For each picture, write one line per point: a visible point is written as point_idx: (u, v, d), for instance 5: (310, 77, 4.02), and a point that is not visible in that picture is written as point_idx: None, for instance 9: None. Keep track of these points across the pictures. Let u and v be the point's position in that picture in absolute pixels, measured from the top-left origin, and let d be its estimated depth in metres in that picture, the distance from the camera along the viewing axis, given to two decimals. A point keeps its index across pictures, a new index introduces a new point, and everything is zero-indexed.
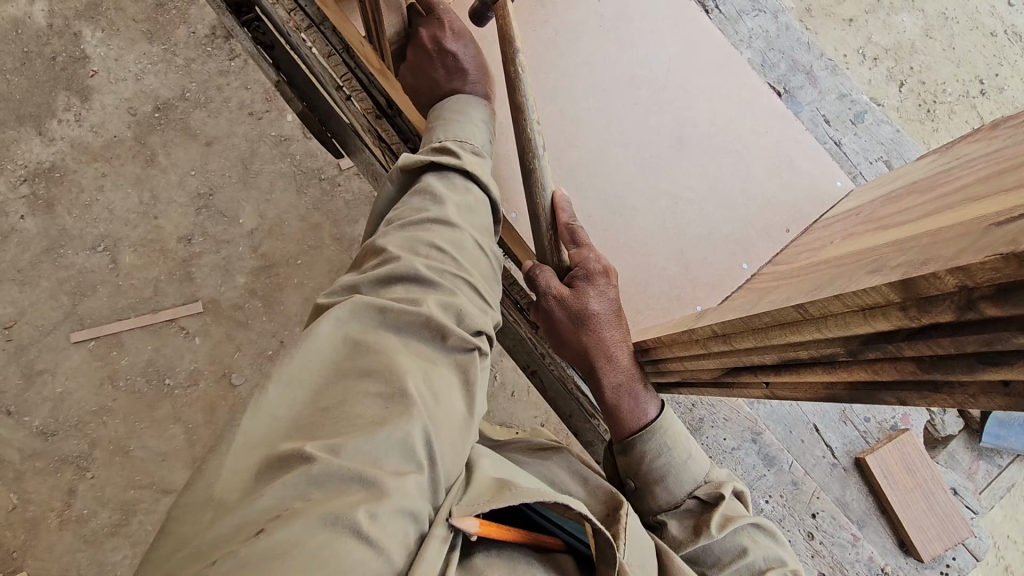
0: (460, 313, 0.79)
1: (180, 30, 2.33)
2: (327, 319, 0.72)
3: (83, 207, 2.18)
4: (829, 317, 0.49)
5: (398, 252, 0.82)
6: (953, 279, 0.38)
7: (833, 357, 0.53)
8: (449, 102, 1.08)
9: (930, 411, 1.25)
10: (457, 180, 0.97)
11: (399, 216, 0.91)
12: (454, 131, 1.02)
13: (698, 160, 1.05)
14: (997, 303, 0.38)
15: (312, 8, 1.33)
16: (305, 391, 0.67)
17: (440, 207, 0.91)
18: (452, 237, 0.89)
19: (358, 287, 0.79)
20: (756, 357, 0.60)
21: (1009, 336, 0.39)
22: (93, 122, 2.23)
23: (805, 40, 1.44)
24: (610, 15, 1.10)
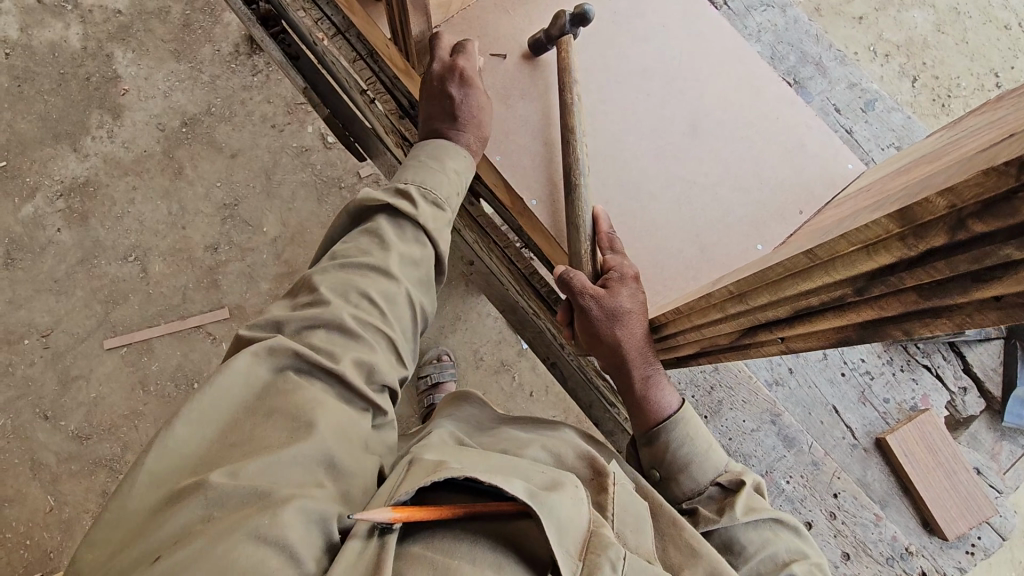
0: (372, 369, 0.80)
1: (206, 48, 2.44)
2: (245, 353, 0.75)
3: (115, 218, 2.28)
4: (836, 258, 0.53)
5: (329, 294, 0.84)
6: (943, 201, 0.42)
7: (841, 301, 0.56)
8: (437, 141, 1.05)
9: (950, 390, 1.23)
10: (408, 231, 0.95)
11: (343, 251, 0.92)
12: (423, 178, 0.99)
13: (710, 146, 1.08)
14: (983, 219, 0.41)
15: (337, 16, 1.39)
16: (213, 430, 0.71)
17: (384, 255, 0.90)
18: (388, 288, 0.88)
19: (283, 325, 0.81)
20: (769, 313, 0.64)
21: (998, 248, 0.42)
22: (124, 138, 2.34)
23: (813, 32, 1.48)
24: (622, 11, 1.15)
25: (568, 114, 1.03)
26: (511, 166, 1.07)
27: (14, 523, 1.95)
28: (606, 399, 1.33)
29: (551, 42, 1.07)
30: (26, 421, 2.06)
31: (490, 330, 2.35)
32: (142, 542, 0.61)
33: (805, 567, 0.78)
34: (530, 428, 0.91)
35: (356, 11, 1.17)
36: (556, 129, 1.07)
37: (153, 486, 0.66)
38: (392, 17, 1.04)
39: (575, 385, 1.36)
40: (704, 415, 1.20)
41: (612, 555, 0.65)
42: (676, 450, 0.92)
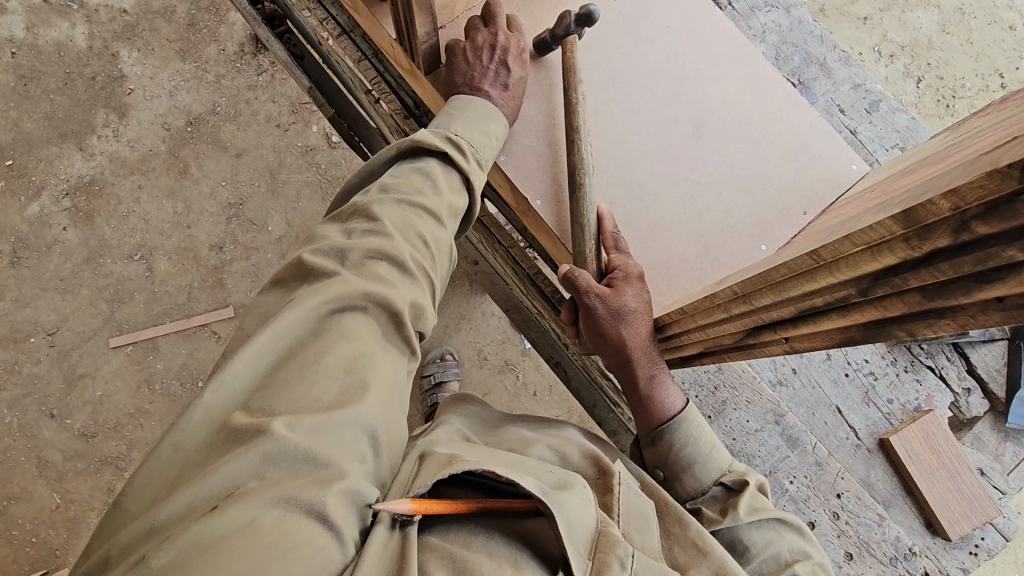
0: (420, 314, 0.82)
1: (211, 47, 2.45)
2: (312, 298, 0.74)
3: (121, 217, 2.29)
4: (840, 259, 0.53)
5: (392, 230, 0.84)
6: (947, 203, 0.42)
7: (845, 301, 0.56)
8: (481, 102, 1.03)
9: (954, 391, 1.24)
10: (455, 180, 0.97)
11: (395, 185, 0.91)
12: (473, 130, 1.00)
13: (715, 147, 1.09)
14: (986, 222, 0.41)
15: (343, 17, 1.40)
16: (264, 365, 0.69)
17: (435, 200, 0.92)
18: (438, 235, 0.91)
19: (347, 254, 0.81)
20: (774, 313, 0.64)
21: (1002, 249, 0.42)
22: (130, 137, 2.35)
23: (817, 33, 1.48)
24: (627, 12, 1.15)
25: (574, 112, 1.03)
26: (518, 163, 1.08)
27: (20, 521, 1.97)
28: (609, 399, 1.33)
29: (555, 41, 1.08)
30: (32, 419, 2.08)
31: (493, 329, 2.36)
32: (187, 491, 0.59)
33: (807, 568, 0.79)
34: (535, 428, 0.91)
35: (361, 10, 1.18)
36: (562, 128, 1.07)
37: (194, 432, 0.65)
38: (398, 18, 1.03)
39: (578, 385, 1.37)
40: (708, 416, 1.20)
41: (621, 552, 0.66)
42: (679, 449, 0.93)
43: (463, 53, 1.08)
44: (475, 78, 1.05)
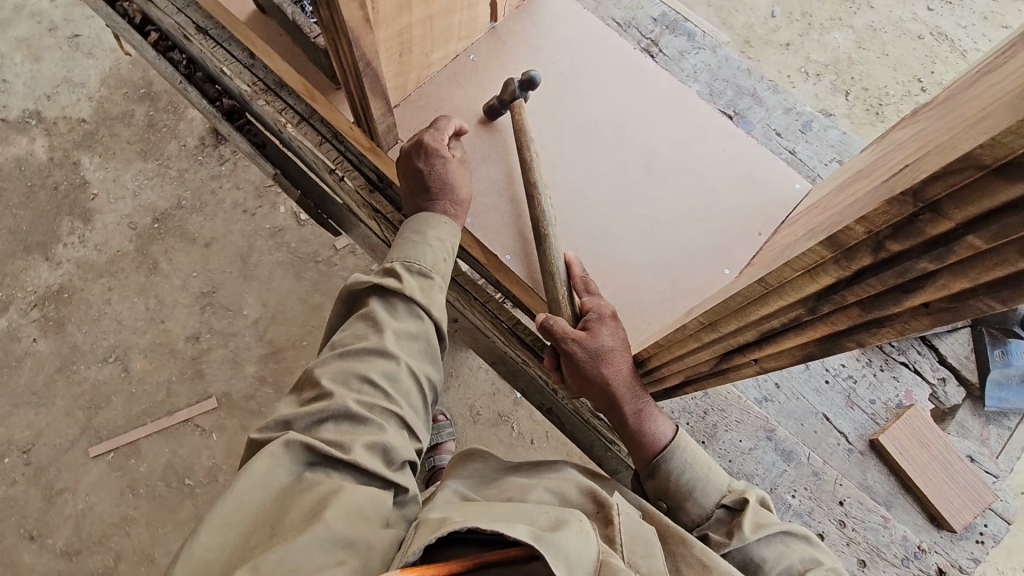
0: (386, 452, 0.81)
1: (172, 144, 2.50)
2: (263, 457, 0.76)
3: (92, 321, 2.27)
4: (786, 283, 0.57)
5: (330, 386, 0.85)
6: (860, 228, 0.47)
7: (799, 320, 0.60)
8: (420, 215, 1.07)
9: (930, 382, 1.28)
10: (400, 307, 0.95)
11: (342, 341, 0.93)
12: (406, 252, 1.01)
13: (666, 183, 1.16)
14: (897, 240, 0.46)
15: (300, 105, 1.48)
16: (236, 529, 0.71)
17: (380, 336, 0.91)
18: (387, 368, 0.88)
19: (292, 423, 0.81)
20: (739, 338, 0.68)
21: (915, 263, 0.47)
22: (96, 241, 2.36)
23: (743, 67, 1.60)
24: (568, 70, 1.24)
25: (530, 170, 1.09)
26: (483, 225, 1.12)
27: None
28: (605, 437, 1.34)
29: (504, 107, 1.15)
30: (10, 545, 1.98)
31: (482, 383, 2.36)
32: None
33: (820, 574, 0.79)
34: (532, 474, 0.91)
35: (317, 97, 1.25)
36: (520, 184, 1.12)
37: None
38: (354, 104, 1.07)
39: (573, 428, 1.37)
40: (702, 441, 1.22)
41: None
42: (678, 477, 0.94)
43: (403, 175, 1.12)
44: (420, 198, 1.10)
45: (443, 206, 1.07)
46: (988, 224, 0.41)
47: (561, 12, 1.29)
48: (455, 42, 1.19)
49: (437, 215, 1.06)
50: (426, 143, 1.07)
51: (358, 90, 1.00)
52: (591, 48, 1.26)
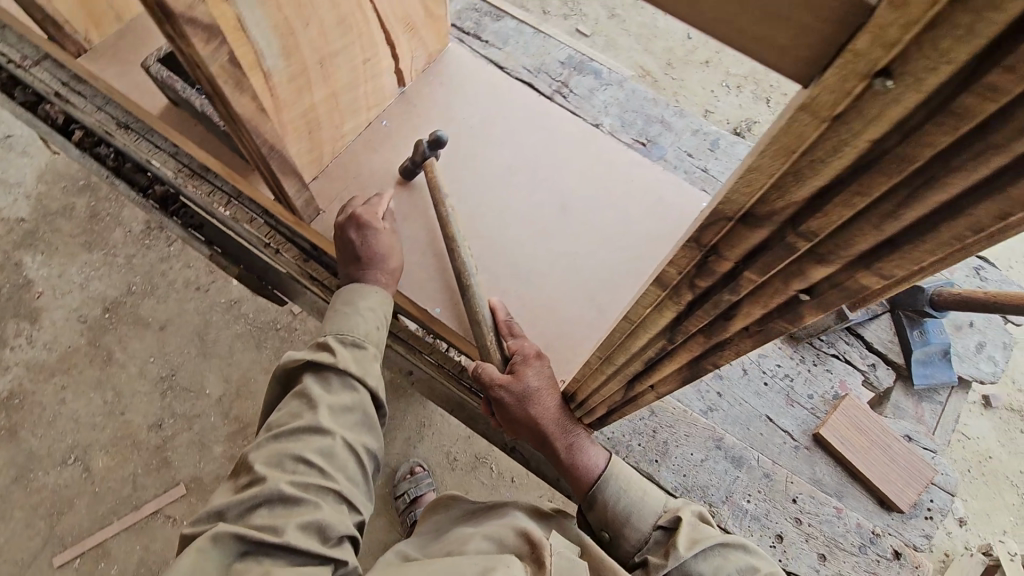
0: (320, 528, 0.93)
1: (116, 232, 2.48)
2: (191, 553, 0.86)
3: (47, 423, 2.20)
4: (642, 319, 0.54)
5: (264, 471, 0.97)
6: (673, 269, 0.44)
7: (664, 350, 0.57)
8: (350, 286, 1.16)
9: (861, 370, 1.34)
10: (333, 382, 1.07)
11: (278, 421, 1.05)
12: (339, 325, 1.11)
13: (583, 217, 1.21)
14: (702, 278, 0.42)
15: (227, 186, 1.51)
16: None
17: (313, 414, 1.02)
18: (321, 446, 1.00)
19: (224, 513, 0.94)
20: (627, 368, 0.66)
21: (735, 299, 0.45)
22: (46, 340, 2.31)
23: (649, 97, 1.70)
24: (479, 122, 1.31)
25: (447, 226, 1.14)
26: (413, 284, 1.16)
27: None
28: None
29: (418, 166, 1.20)
30: None
31: (456, 428, 2.34)
32: None
33: None
34: (479, 521, 1.00)
35: (239, 180, 1.28)
36: (441, 240, 1.17)
37: None
38: (270, 184, 1.11)
39: (538, 464, 1.38)
40: (655, 459, 1.24)
41: None
42: (614, 504, 1.05)
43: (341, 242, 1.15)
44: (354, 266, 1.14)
45: (377, 278, 1.14)
46: (751, 264, 0.39)
47: (465, 69, 1.36)
48: (366, 112, 1.25)
49: (370, 287, 1.14)
50: (359, 213, 1.12)
51: (270, 173, 1.04)
52: (496, 100, 1.33)
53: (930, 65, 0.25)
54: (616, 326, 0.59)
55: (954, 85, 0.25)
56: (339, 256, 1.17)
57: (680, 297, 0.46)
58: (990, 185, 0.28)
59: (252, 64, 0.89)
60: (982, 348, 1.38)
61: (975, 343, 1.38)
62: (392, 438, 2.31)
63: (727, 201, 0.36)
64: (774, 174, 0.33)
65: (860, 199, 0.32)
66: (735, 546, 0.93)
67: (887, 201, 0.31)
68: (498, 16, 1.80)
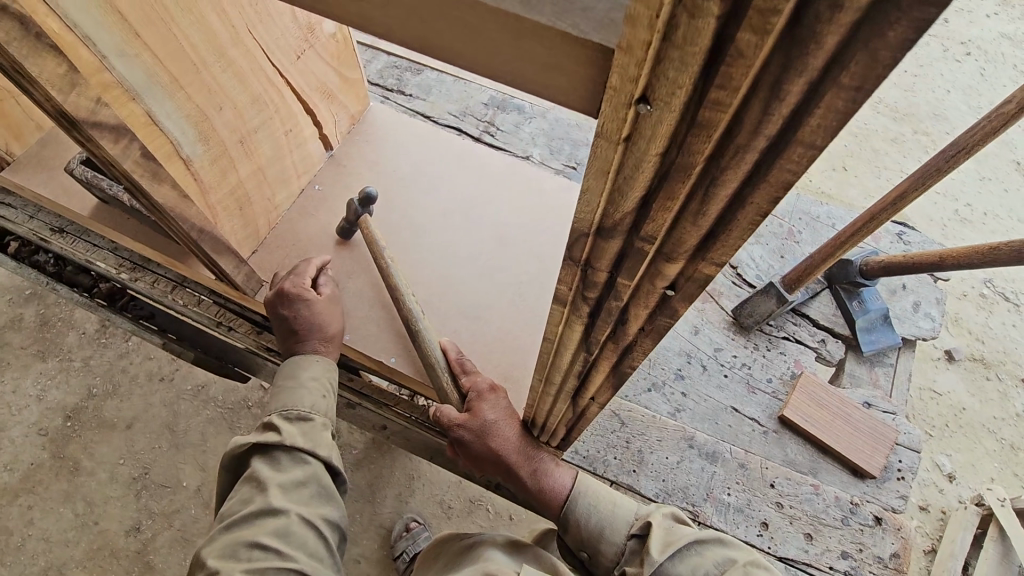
0: None
1: (70, 335, 2.43)
2: None
3: (17, 548, 2.10)
4: (562, 337, 0.56)
5: (218, 565, 0.94)
6: (564, 289, 0.47)
7: (592, 363, 0.59)
8: (294, 358, 1.17)
9: (812, 346, 1.42)
10: (282, 459, 1.05)
11: (230, 511, 1.02)
12: (283, 402, 1.11)
13: (521, 246, 1.26)
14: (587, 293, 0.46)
15: (171, 272, 1.50)
16: None
17: (264, 495, 1.00)
18: (275, 526, 0.97)
19: None
20: (568, 386, 0.69)
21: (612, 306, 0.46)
22: (6, 461, 2.21)
23: (573, 122, 1.79)
24: (407, 173, 1.35)
25: (388, 278, 1.16)
26: (362, 340, 1.17)
27: None
28: None
29: (353, 225, 1.24)
30: None
31: (446, 474, 2.31)
32: None
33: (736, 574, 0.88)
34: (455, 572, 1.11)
35: (178, 265, 1.29)
36: (386, 291, 1.19)
37: None
38: (206, 264, 1.11)
39: None
40: (633, 469, 1.26)
41: None
42: (587, 522, 1.05)
43: (276, 316, 1.17)
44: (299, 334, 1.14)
45: (317, 346, 1.16)
46: (620, 271, 0.41)
47: (391, 125, 1.41)
48: (296, 180, 1.28)
49: (311, 356, 1.16)
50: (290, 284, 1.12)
51: (203, 255, 1.04)
52: (424, 149, 1.38)
53: (674, 85, 0.27)
54: (542, 346, 0.61)
55: (695, 100, 0.28)
56: (279, 329, 1.19)
57: (580, 310, 0.48)
58: (759, 175, 0.30)
59: (171, 154, 0.93)
60: (918, 307, 1.45)
61: (911, 303, 1.45)
62: (383, 497, 2.27)
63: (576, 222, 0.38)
64: (602, 193, 0.35)
65: (672, 204, 0.34)
66: (711, 541, 0.93)
67: (691, 201, 0.33)
68: (417, 69, 1.87)
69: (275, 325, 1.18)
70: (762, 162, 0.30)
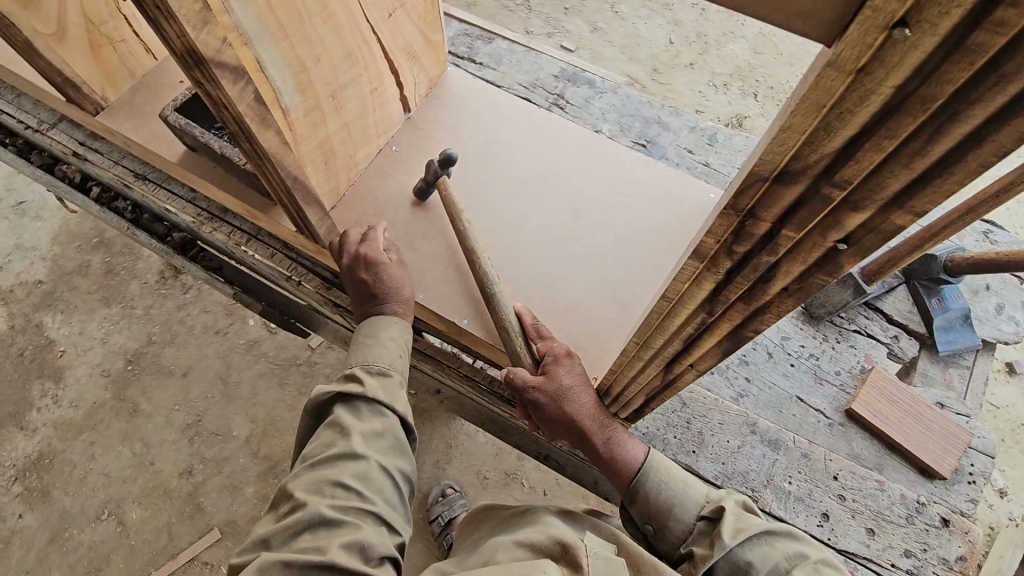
0: (363, 547, 0.96)
1: (133, 284, 2.53)
2: None
3: (78, 480, 2.22)
4: (683, 296, 0.58)
5: (304, 497, 1.01)
6: (711, 241, 0.50)
7: (704, 327, 0.62)
8: (370, 320, 1.20)
9: (884, 342, 1.36)
10: (363, 409, 1.11)
11: (313, 451, 1.09)
12: (362, 357, 1.16)
13: (596, 219, 1.25)
14: (738, 245, 0.49)
15: (246, 225, 1.54)
16: None
17: (348, 440, 1.07)
18: (358, 469, 1.04)
19: (269, 542, 0.97)
20: (668, 350, 0.69)
21: (758, 258, 0.49)
22: (71, 398, 2.34)
23: (644, 100, 1.75)
24: (485, 139, 1.35)
25: (464, 239, 1.17)
26: (436, 300, 1.19)
27: None
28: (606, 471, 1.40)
29: (430, 185, 1.24)
30: None
31: (483, 446, 2.35)
32: None
33: (805, 570, 0.89)
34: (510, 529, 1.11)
35: (259, 216, 1.33)
36: (461, 254, 1.21)
37: None
38: (292, 215, 1.15)
39: (574, 469, 1.42)
40: (692, 450, 1.25)
41: None
42: (657, 497, 1.07)
43: (353, 277, 1.19)
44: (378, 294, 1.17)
45: (393, 308, 1.19)
46: (787, 223, 0.45)
47: (469, 91, 1.41)
48: (375, 139, 1.29)
49: (387, 316, 1.19)
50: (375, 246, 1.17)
51: (294, 204, 1.08)
52: (501, 116, 1.38)
53: (944, 8, 0.30)
54: (654, 307, 0.64)
55: (960, 32, 0.31)
56: (354, 291, 1.22)
57: (717, 267, 0.52)
58: (1011, 111, 0.33)
59: (273, 101, 0.96)
60: (1002, 310, 1.39)
61: (993, 305, 1.40)
62: (422, 462, 2.32)
63: (760, 163, 0.42)
64: (807, 129, 0.38)
65: (889, 142, 0.37)
66: (783, 533, 0.94)
67: (917, 137, 0.36)
68: (489, 38, 1.86)
69: (350, 286, 1.21)
70: (1019, 97, 0.32)
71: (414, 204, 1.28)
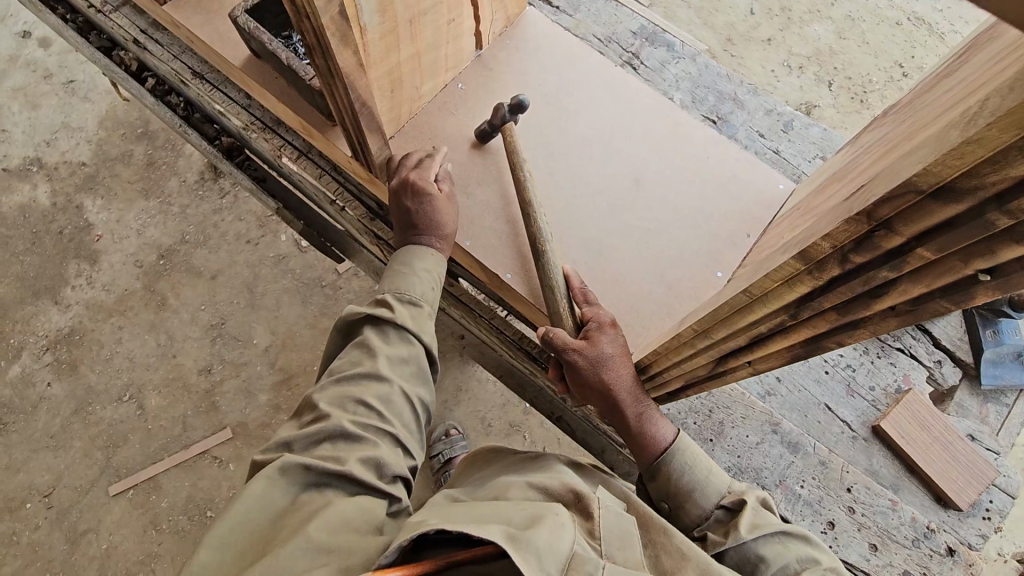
0: (380, 465, 0.98)
1: (172, 181, 2.54)
2: (261, 480, 0.92)
3: (105, 360, 2.31)
4: (767, 293, 0.62)
5: (326, 408, 1.03)
6: (826, 244, 0.52)
7: (783, 325, 0.64)
8: (409, 248, 1.18)
9: (927, 365, 1.31)
10: (392, 335, 1.12)
11: (340, 367, 1.10)
12: (396, 284, 1.15)
13: (656, 192, 1.20)
14: (858, 252, 0.52)
15: (298, 140, 1.51)
16: (232, 548, 0.87)
17: (374, 361, 1.08)
18: (381, 391, 1.06)
19: (292, 445, 0.99)
20: (730, 342, 0.71)
21: (876, 271, 0.52)
22: (104, 281, 2.40)
23: (724, 72, 1.65)
24: (553, 90, 1.29)
25: (523, 192, 1.14)
26: (482, 248, 1.17)
27: None
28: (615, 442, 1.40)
29: (494, 129, 1.20)
30: None
31: (492, 395, 2.40)
32: None
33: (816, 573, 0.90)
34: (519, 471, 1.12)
35: (315, 135, 1.31)
36: (517, 207, 1.18)
37: None
38: (352, 140, 1.12)
39: (584, 434, 1.43)
40: (710, 439, 1.24)
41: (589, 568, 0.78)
42: (678, 477, 1.08)
43: (399, 204, 1.17)
44: (426, 227, 1.15)
45: (429, 242, 1.17)
46: (924, 242, 0.48)
47: (545, 35, 1.33)
48: (443, 74, 1.24)
49: (425, 248, 1.17)
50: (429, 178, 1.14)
51: (356, 128, 1.04)
52: (573, 69, 1.31)
53: None
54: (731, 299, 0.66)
55: None
56: (398, 217, 1.20)
57: (821, 271, 0.55)
58: None
59: (353, 17, 0.91)
60: None
61: None
62: None
63: (924, 174, 0.42)
64: (995, 146, 0.38)
65: None
66: (801, 536, 0.96)
67: None
68: None
69: (393, 212, 1.19)
70: None
71: (473, 146, 1.24)
